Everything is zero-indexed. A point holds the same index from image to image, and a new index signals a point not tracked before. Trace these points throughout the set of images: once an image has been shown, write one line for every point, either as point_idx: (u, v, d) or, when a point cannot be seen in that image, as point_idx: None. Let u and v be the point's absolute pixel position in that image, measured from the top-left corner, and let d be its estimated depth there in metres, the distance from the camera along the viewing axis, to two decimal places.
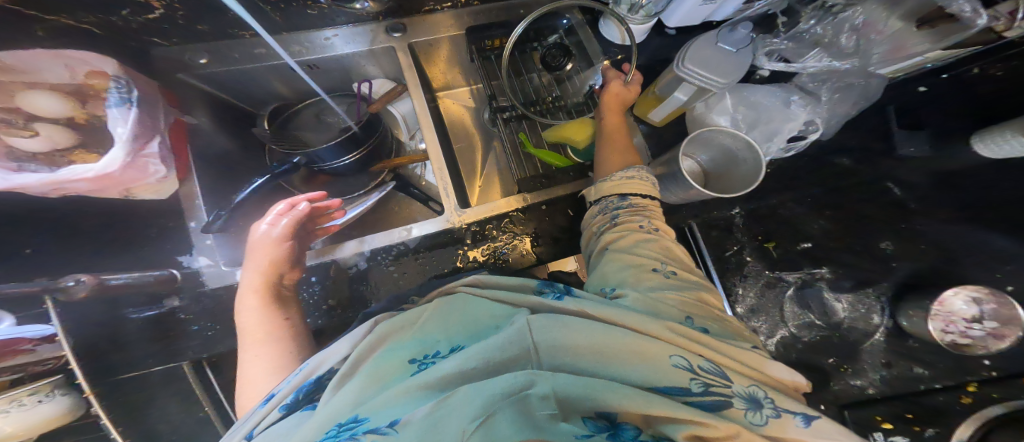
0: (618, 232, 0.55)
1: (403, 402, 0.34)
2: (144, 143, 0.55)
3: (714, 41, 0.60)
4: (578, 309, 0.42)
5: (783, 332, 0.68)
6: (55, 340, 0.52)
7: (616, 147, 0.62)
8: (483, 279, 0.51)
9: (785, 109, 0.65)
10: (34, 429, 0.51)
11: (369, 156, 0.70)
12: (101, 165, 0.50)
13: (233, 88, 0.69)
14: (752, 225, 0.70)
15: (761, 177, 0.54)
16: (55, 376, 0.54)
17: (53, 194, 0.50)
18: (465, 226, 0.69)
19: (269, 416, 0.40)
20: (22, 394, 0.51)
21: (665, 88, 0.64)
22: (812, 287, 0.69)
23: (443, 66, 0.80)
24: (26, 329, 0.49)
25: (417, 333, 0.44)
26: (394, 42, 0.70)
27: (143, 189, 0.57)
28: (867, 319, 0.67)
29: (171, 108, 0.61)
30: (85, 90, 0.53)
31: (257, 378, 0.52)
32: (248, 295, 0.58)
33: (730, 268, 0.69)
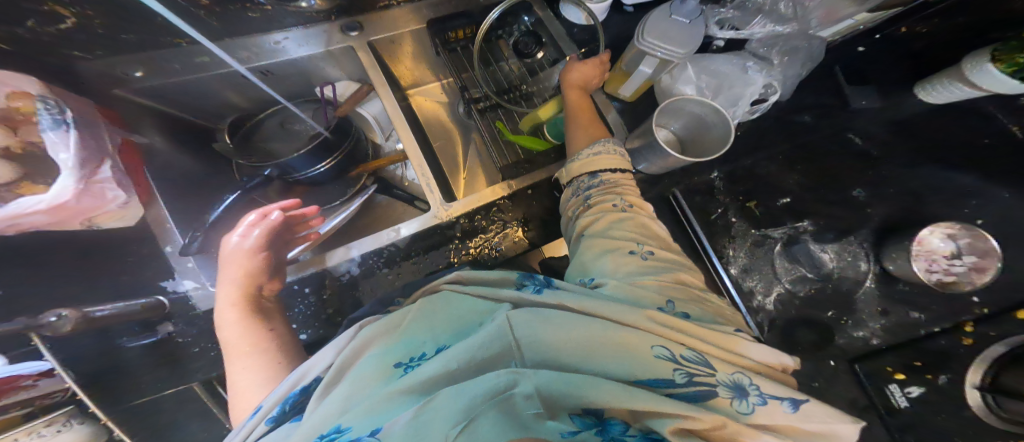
0: (593, 213, 0.54)
1: (386, 408, 0.34)
2: (93, 169, 0.53)
3: (667, 14, 0.59)
4: (558, 303, 0.42)
5: (778, 289, 0.67)
6: (55, 373, 0.52)
7: (585, 123, 0.62)
8: (465, 275, 0.51)
9: (743, 74, 0.63)
10: None
11: (346, 161, 0.70)
12: (52, 195, 0.48)
13: (182, 103, 0.68)
14: (731, 186, 0.69)
15: (731, 139, 0.53)
16: (67, 407, 0.55)
17: (11, 231, 0.49)
18: (454, 220, 0.68)
19: (254, 430, 0.40)
20: (39, 425, 0.53)
21: (631, 62, 0.63)
22: (799, 242, 0.68)
23: (409, 62, 0.80)
24: (21, 367, 0.49)
25: (402, 335, 0.44)
26: (352, 41, 0.69)
27: (106, 218, 0.56)
28: (855, 267, 0.66)
29: (116, 128, 0.60)
30: (13, 114, 0.49)
31: (248, 389, 0.51)
32: (225, 310, 0.57)
33: (717, 230, 0.68)
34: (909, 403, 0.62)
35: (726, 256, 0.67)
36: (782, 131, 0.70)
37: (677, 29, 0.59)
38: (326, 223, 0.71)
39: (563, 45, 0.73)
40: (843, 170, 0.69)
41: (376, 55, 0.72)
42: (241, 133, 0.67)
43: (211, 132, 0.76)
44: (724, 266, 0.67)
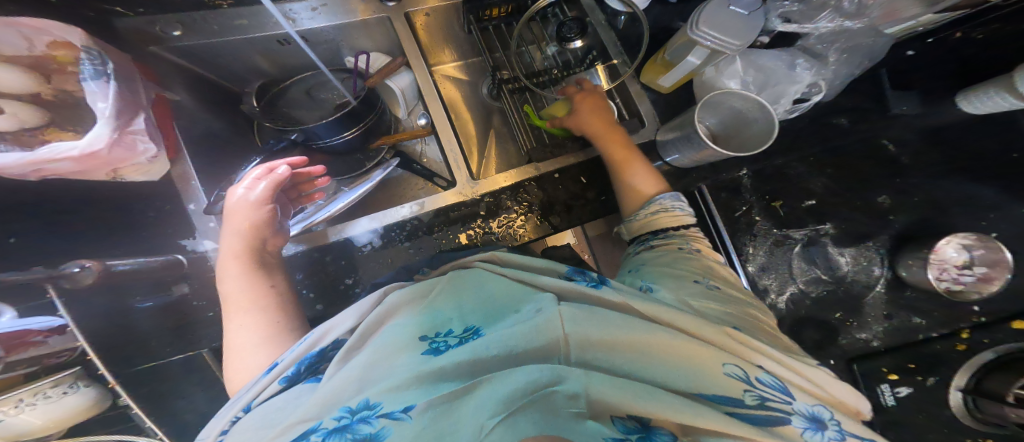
0: (657, 252, 0.56)
1: (413, 385, 0.34)
2: (128, 119, 0.52)
3: (724, 3, 0.57)
4: (623, 303, 0.42)
5: (791, 289, 0.68)
6: (67, 331, 0.49)
7: (637, 175, 0.63)
8: (500, 255, 0.52)
9: (790, 71, 0.63)
10: (64, 420, 0.51)
11: (371, 131, 0.69)
12: (86, 142, 0.46)
13: (207, 62, 0.66)
14: (758, 184, 0.69)
15: (773, 135, 0.53)
16: (75, 368, 0.51)
17: (32, 177, 0.46)
18: (479, 198, 0.69)
19: (267, 387, 0.40)
20: (45, 385, 0.49)
21: (676, 53, 0.63)
22: (817, 244, 0.69)
23: (433, 40, 0.77)
24: (31, 322, 0.45)
25: (427, 308, 0.44)
26: (389, 12, 0.69)
27: (132, 171, 0.55)
28: (869, 272, 0.68)
29: (150, 83, 0.58)
30: (48, 63, 0.48)
31: (242, 350, 0.49)
32: (231, 263, 0.56)
33: (739, 228, 0.69)
34: (896, 401, 0.65)
35: (744, 254, 0.69)
36: (819, 135, 0.70)
37: (735, 20, 0.57)
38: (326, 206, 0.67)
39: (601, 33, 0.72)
40: (868, 175, 0.70)
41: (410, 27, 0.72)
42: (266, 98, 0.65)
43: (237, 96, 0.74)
44: (742, 263, 0.68)
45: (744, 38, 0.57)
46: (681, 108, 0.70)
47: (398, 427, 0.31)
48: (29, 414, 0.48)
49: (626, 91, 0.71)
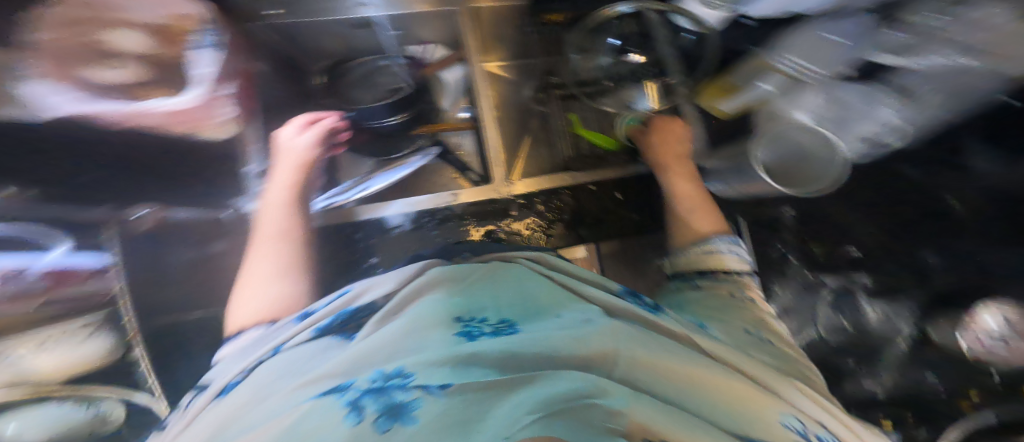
0: (704, 293, 0.58)
1: (452, 362, 0.34)
2: (220, 86, 0.63)
3: (816, 29, 0.58)
4: (682, 333, 0.43)
5: (807, 333, 0.65)
6: (108, 271, 0.61)
7: (699, 214, 0.65)
8: (546, 259, 0.53)
9: (864, 108, 0.55)
10: (77, 366, 0.56)
11: (414, 120, 0.68)
12: (179, 100, 0.58)
13: (290, 39, 0.69)
14: (803, 224, 0.64)
15: (840, 176, 0.60)
16: (98, 314, 0.59)
17: (123, 125, 0.57)
18: (513, 197, 0.70)
19: (299, 333, 0.41)
20: (76, 324, 0.56)
21: (745, 78, 0.64)
22: (850, 294, 0.63)
23: (487, 40, 0.76)
24: (75, 258, 0.59)
25: (466, 293, 0.44)
26: (457, 6, 0.70)
27: (207, 129, 0.63)
28: (892, 327, 0.59)
29: (241, 59, 0.66)
30: (167, 31, 0.60)
31: (261, 276, 0.55)
32: (277, 203, 0.63)
33: (768, 264, 0.68)
34: None
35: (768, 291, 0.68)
36: None
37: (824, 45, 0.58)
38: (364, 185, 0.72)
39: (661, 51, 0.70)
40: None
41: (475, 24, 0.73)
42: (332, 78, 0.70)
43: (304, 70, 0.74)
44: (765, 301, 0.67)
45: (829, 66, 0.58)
46: (737, 135, 0.69)
47: (428, 401, 0.29)
48: (51, 352, 0.54)
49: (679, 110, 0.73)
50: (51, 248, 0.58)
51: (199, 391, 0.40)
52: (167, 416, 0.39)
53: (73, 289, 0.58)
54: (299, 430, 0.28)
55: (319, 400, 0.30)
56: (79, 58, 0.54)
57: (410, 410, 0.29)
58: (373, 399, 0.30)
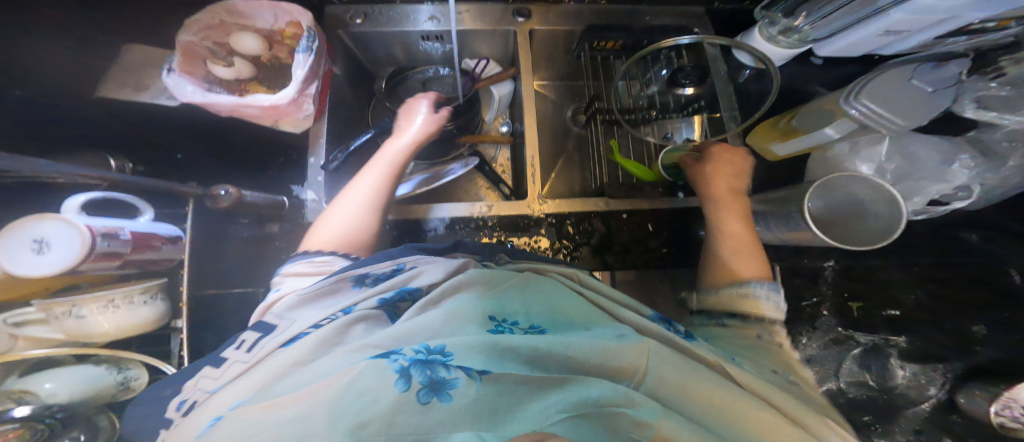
0: (730, 332, 0.52)
1: (489, 351, 0.34)
2: (308, 85, 0.64)
3: (908, 75, 0.53)
4: (716, 363, 0.42)
5: (829, 385, 0.65)
6: (178, 242, 0.57)
7: (735, 254, 0.57)
8: (579, 275, 0.52)
9: (942, 168, 0.54)
10: (126, 330, 0.54)
11: (458, 129, 0.71)
12: (275, 97, 0.60)
13: (365, 47, 0.77)
14: (841, 280, 0.68)
15: (894, 233, 0.49)
16: (153, 282, 0.56)
17: (225, 114, 0.63)
18: (544, 216, 0.69)
19: (367, 299, 0.42)
20: (135, 291, 0.54)
21: (812, 121, 0.57)
22: (883, 352, 0.64)
23: (540, 61, 0.80)
24: (158, 228, 0.55)
25: (500, 295, 0.44)
26: (517, 26, 0.73)
27: (288, 122, 0.66)
28: (923, 390, 0.61)
29: (328, 60, 0.70)
30: (276, 35, 0.68)
31: (347, 204, 0.57)
32: (388, 156, 0.61)
33: (799, 315, 0.68)
34: None
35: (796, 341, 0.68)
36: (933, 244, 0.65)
37: (911, 96, 0.53)
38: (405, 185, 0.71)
39: (717, 84, 0.68)
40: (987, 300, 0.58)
41: (532, 44, 0.75)
42: (394, 85, 0.76)
43: (373, 76, 0.84)
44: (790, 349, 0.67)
45: (911, 120, 0.53)
46: (783, 180, 0.67)
47: (466, 384, 0.31)
48: (106, 316, 0.52)
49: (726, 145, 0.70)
50: (139, 213, 0.54)
51: (262, 329, 0.41)
52: (225, 342, 0.41)
53: (146, 254, 0.53)
54: (354, 391, 0.29)
55: (369, 364, 0.31)
56: (204, 56, 0.64)
57: (450, 388, 0.31)
58: (420, 370, 0.31)
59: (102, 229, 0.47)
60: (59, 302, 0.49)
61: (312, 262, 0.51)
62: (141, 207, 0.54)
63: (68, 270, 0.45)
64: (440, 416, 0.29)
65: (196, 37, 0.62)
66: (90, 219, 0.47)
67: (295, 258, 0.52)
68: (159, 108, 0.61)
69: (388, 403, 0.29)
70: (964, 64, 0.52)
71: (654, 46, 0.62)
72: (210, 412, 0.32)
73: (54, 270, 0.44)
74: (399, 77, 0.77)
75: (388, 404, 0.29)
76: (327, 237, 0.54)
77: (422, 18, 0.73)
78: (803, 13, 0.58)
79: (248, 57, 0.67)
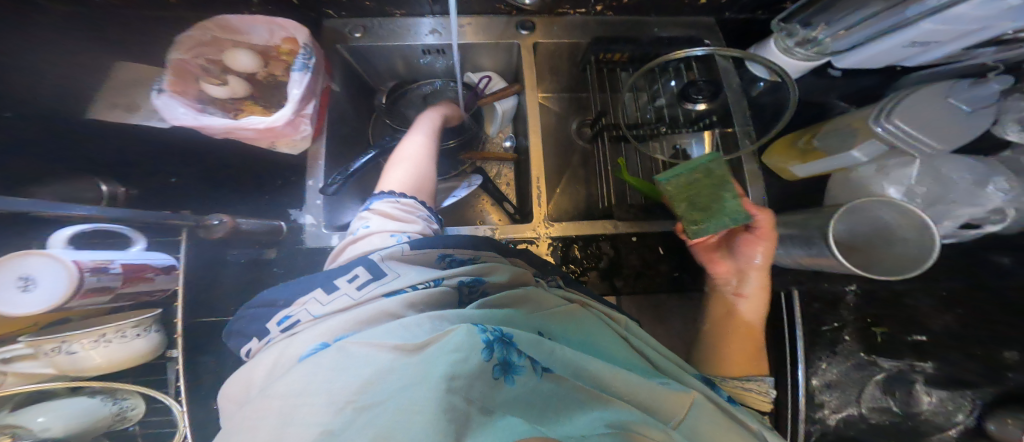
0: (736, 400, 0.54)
1: (555, 354, 0.35)
2: (304, 105, 0.61)
3: (942, 95, 0.49)
4: (746, 421, 0.42)
5: (851, 410, 0.63)
6: (171, 272, 0.55)
7: (739, 340, 0.60)
8: (627, 324, 0.49)
9: (976, 189, 0.50)
10: (119, 363, 0.52)
11: (463, 146, 0.70)
12: (272, 119, 0.58)
13: (365, 62, 0.75)
14: (864, 305, 0.64)
15: (931, 263, 0.45)
16: (153, 313, 0.54)
17: (219, 136, 0.60)
18: (549, 240, 0.66)
19: (452, 276, 0.42)
20: (128, 325, 0.51)
21: (837, 142, 0.54)
22: (907, 377, 0.62)
23: (543, 73, 0.77)
24: (152, 258, 0.52)
25: (553, 314, 0.43)
26: (521, 39, 0.70)
27: (284, 143, 0.63)
28: (949, 416, 0.61)
29: (326, 76, 0.68)
30: (272, 52, 0.66)
31: (410, 154, 0.59)
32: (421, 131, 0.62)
33: (820, 340, 0.64)
34: None
35: (814, 367, 0.64)
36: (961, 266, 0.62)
37: (948, 117, 0.49)
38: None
39: (730, 96, 0.64)
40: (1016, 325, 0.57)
41: (537, 56, 0.73)
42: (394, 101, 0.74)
43: (373, 90, 0.81)
44: (808, 374, 0.63)
45: (949, 141, 0.50)
46: (802, 201, 0.63)
47: (530, 374, 0.32)
48: (97, 351, 0.49)
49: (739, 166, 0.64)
50: (131, 244, 0.52)
51: (372, 270, 0.41)
52: (338, 270, 0.42)
53: (138, 287, 0.51)
54: (451, 347, 0.31)
55: (465, 328, 0.33)
56: (198, 74, 0.62)
57: (517, 374, 0.32)
58: (503, 348, 0.32)
59: (90, 264, 0.45)
60: (50, 339, 0.47)
61: (397, 204, 0.52)
62: (132, 238, 0.52)
63: (57, 307, 0.43)
64: (505, 396, 0.30)
65: (188, 56, 0.60)
66: (78, 253, 0.45)
67: (379, 197, 0.53)
68: (153, 131, 0.59)
69: (472, 367, 0.30)
70: (1005, 82, 0.48)
71: (662, 59, 0.59)
72: (317, 337, 0.35)
73: (38, 309, 0.42)
74: (400, 91, 0.75)
75: (473, 367, 0.30)
76: (400, 178, 0.55)
77: (423, 31, 0.70)
78: (822, 23, 0.55)
79: (243, 74, 0.65)
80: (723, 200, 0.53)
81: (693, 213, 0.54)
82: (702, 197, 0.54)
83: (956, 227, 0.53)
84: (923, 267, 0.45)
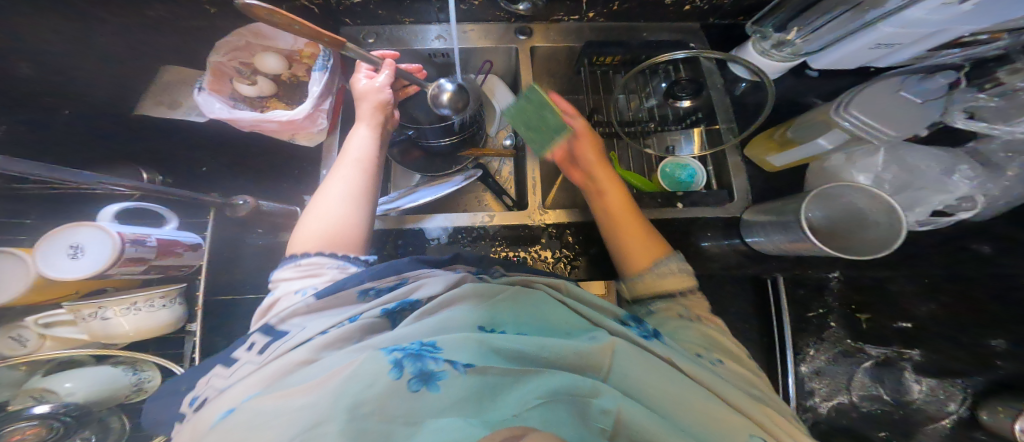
0: (658, 317, 0.54)
1: (480, 346, 0.37)
2: (322, 101, 0.67)
3: (896, 88, 0.54)
4: (667, 356, 0.42)
5: (842, 398, 0.66)
6: (198, 249, 0.60)
7: (621, 233, 0.59)
8: (568, 285, 0.50)
9: (943, 178, 0.54)
10: (146, 332, 0.55)
11: (462, 142, 0.75)
12: (292, 113, 0.64)
13: None
14: (848, 291, 0.67)
15: (899, 239, 0.48)
16: (178, 286, 0.57)
17: (247, 128, 0.66)
18: (544, 225, 0.70)
19: (370, 309, 0.42)
20: (155, 295, 0.55)
21: (802, 133, 0.58)
22: (895, 366, 0.64)
23: (543, 79, 0.83)
24: (181, 235, 0.58)
25: (487, 305, 0.43)
26: (518, 43, 0.76)
27: (304, 136, 0.70)
28: (941, 405, 0.61)
29: (340, 77, 0.74)
30: (295, 56, 0.71)
31: (330, 196, 0.54)
32: (360, 141, 0.60)
33: (808, 329, 0.67)
34: None
35: (803, 354, 0.67)
36: (945, 256, 0.62)
37: (900, 110, 0.53)
38: (410, 198, 0.73)
39: (715, 95, 0.69)
40: None
41: (534, 59, 0.78)
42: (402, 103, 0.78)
43: None
44: (797, 361, 0.67)
45: (904, 131, 0.54)
46: (785, 190, 0.66)
47: (454, 376, 0.34)
48: (126, 319, 0.53)
49: (724, 158, 0.68)
50: (165, 222, 0.57)
51: (271, 332, 0.43)
52: (237, 343, 0.43)
53: (169, 260, 0.56)
54: (356, 379, 0.32)
55: (370, 357, 0.34)
56: (231, 75, 0.68)
57: (439, 380, 0.34)
58: (411, 362, 0.34)
59: (131, 236, 0.49)
60: (87, 304, 0.50)
61: (297, 266, 0.50)
62: (167, 217, 0.57)
63: (100, 274, 0.47)
64: (427, 405, 0.32)
65: (224, 58, 0.67)
66: (121, 226, 0.50)
67: (285, 261, 0.51)
68: (190, 126, 0.66)
69: (381, 389, 0.32)
70: (950, 76, 0.52)
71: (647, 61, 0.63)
72: (225, 403, 0.35)
73: (83, 274, 0.46)
74: None
75: (382, 388, 0.32)
76: (318, 232, 0.51)
77: (429, 37, 0.76)
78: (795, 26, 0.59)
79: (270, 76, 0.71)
80: (548, 119, 0.63)
81: (530, 135, 0.64)
82: (533, 119, 0.64)
83: (928, 215, 0.55)
84: (891, 248, 0.49)
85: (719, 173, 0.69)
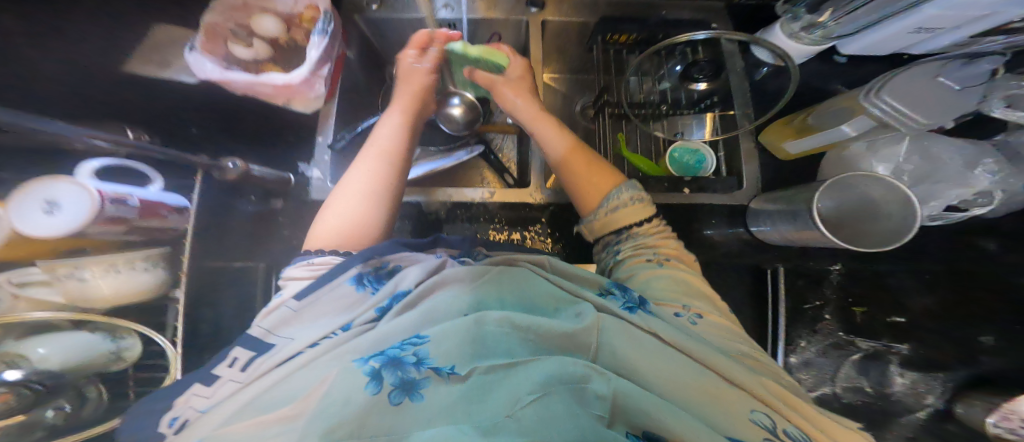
0: (625, 266, 0.55)
1: (467, 337, 0.36)
2: (319, 67, 0.66)
3: (932, 74, 0.52)
4: (649, 328, 0.40)
5: (826, 389, 0.68)
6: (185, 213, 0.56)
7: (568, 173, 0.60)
8: (550, 260, 0.48)
9: (964, 171, 0.54)
10: (125, 297, 0.50)
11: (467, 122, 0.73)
12: (289, 77, 0.63)
13: (380, 34, 0.77)
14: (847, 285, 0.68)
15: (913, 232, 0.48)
16: (161, 249, 0.53)
17: (242, 92, 0.65)
18: (545, 205, 0.70)
19: (365, 314, 0.40)
20: (138, 256, 0.50)
21: (829, 119, 0.58)
22: (882, 359, 0.66)
23: (555, 58, 0.81)
24: (167, 197, 0.54)
25: (473, 292, 0.42)
26: (530, 16, 0.73)
27: (299, 101, 0.69)
28: (919, 397, 0.63)
29: (341, 44, 0.71)
30: (294, 19, 0.68)
31: (348, 192, 0.53)
32: (386, 128, 0.58)
33: (802, 319, 0.70)
34: None
35: (794, 344, 0.70)
36: (946, 252, 0.64)
37: (934, 96, 0.52)
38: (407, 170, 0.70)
39: (732, 80, 0.67)
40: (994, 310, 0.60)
41: (544, 33, 0.75)
42: None
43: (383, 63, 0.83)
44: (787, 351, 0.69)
45: (935, 119, 0.52)
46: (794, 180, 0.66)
47: (435, 385, 0.33)
48: (105, 280, 0.48)
49: (736, 145, 0.67)
50: (147, 183, 0.53)
51: (258, 344, 0.40)
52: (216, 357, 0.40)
53: (153, 221, 0.53)
54: (331, 398, 0.31)
55: (345, 373, 0.32)
56: (226, 36, 0.64)
57: (420, 388, 0.32)
58: (391, 372, 0.33)
59: (110, 194, 0.47)
60: (63, 262, 0.46)
61: (309, 265, 0.47)
62: (151, 178, 0.54)
63: (77, 231, 0.44)
64: (412, 414, 0.31)
65: (220, 18, 0.63)
66: (102, 183, 0.47)
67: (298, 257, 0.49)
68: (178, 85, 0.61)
69: (359, 404, 0.31)
70: (996, 61, 0.51)
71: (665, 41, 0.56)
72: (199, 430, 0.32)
73: (57, 233, 0.43)
74: None
75: (358, 408, 0.30)
76: (331, 230, 0.51)
77: (436, 5, 0.72)
78: (829, 8, 0.55)
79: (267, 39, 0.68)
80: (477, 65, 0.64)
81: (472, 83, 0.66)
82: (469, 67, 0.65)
83: (943, 209, 0.56)
84: (899, 242, 0.49)
85: (729, 159, 0.68)
